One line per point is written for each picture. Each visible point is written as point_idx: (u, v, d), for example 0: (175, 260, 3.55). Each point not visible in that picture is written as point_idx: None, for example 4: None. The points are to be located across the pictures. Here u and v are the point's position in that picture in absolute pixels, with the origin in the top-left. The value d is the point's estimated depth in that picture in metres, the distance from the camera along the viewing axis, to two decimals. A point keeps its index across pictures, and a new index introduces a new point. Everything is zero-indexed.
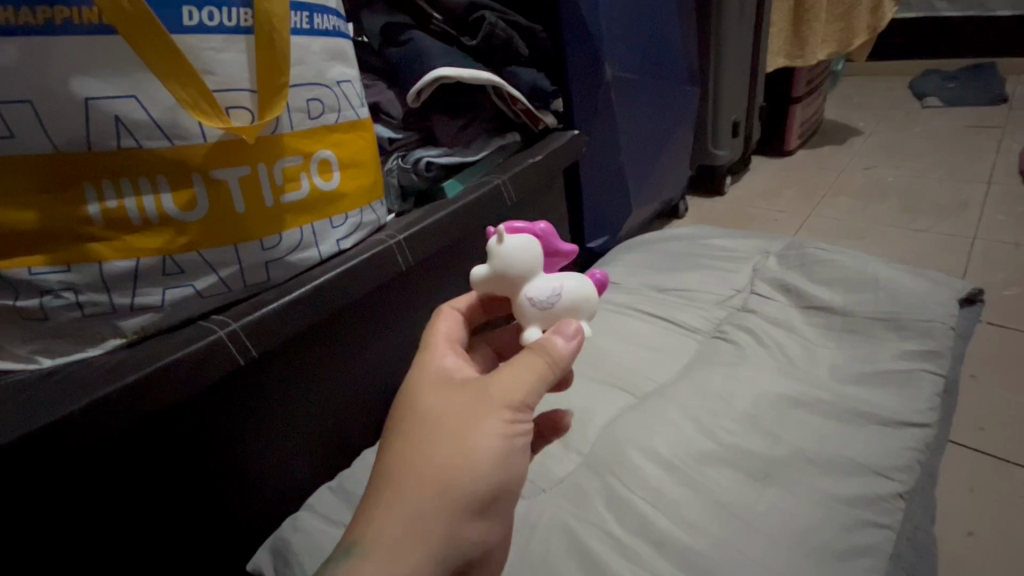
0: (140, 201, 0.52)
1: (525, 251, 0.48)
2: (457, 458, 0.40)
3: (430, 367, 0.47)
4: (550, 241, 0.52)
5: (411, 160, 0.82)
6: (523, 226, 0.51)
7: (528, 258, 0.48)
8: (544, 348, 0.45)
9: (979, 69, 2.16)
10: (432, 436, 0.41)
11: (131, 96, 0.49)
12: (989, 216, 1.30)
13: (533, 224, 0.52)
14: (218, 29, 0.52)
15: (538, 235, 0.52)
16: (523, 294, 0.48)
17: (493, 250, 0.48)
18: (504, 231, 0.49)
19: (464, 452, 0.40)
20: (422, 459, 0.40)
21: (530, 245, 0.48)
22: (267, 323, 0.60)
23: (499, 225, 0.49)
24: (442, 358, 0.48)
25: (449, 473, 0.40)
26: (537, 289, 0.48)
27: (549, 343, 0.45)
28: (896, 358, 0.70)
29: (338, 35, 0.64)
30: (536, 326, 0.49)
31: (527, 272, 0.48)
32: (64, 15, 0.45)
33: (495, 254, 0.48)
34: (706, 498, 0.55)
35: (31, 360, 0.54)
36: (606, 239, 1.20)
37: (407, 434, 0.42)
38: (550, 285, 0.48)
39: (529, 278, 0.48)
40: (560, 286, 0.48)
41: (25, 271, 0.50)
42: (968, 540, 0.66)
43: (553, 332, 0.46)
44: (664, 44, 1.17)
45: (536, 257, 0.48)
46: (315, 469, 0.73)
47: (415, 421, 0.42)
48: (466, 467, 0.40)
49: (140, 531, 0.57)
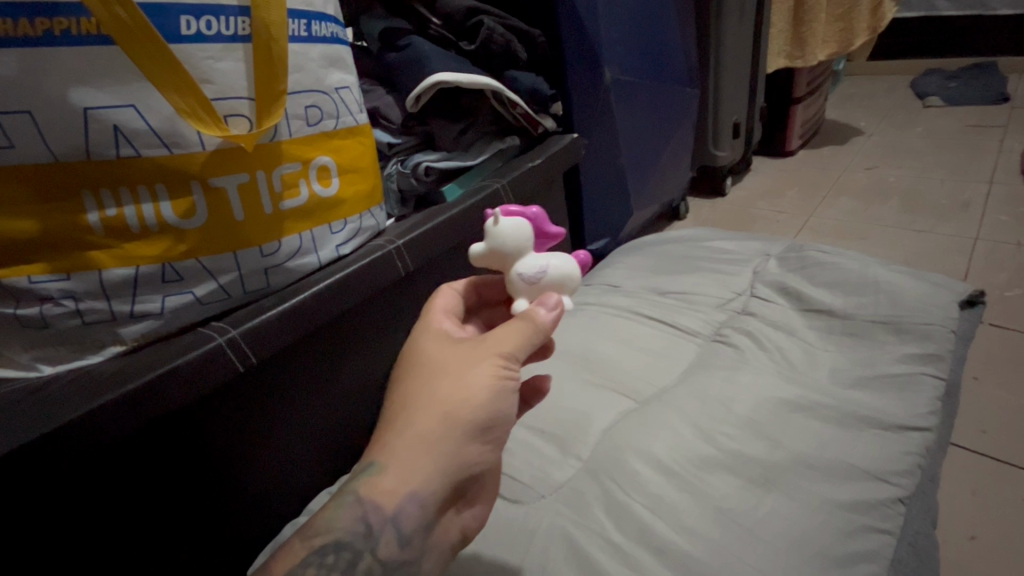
0: (139, 209, 0.52)
1: (518, 234, 0.49)
2: (452, 408, 0.43)
3: (432, 328, 0.50)
4: (540, 225, 0.51)
5: (410, 164, 0.82)
6: (516, 210, 0.50)
7: (522, 238, 0.49)
8: (527, 316, 0.46)
9: (981, 67, 2.16)
10: (431, 381, 0.44)
11: (130, 105, 0.49)
12: (992, 216, 1.30)
13: (525, 208, 0.51)
14: (216, 38, 0.52)
15: (530, 219, 0.51)
16: (514, 271, 0.49)
17: (490, 231, 0.49)
18: (500, 214, 0.49)
19: (460, 402, 0.43)
20: (418, 398, 0.44)
21: (523, 229, 0.49)
22: (267, 329, 0.60)
23: (494, 208, 0.49)
24: (439, 321, 0.51)
25: (446, 426, 0.43)
26: (527, 265, 0.49)
27: (531, 313, 0.46)
28: (896, 362, 0.70)
29: (336, 41, 0.64)
30: (524, 298, 0.49)
31: (518, 250, 0.49)
32: (63, 25, 0.45)
33: (491, 234, 0.48)
34: (704, 504, 0.55)
35: (32, 368, 0.54)
36: (606, 242, 1.21)
37: (409, 380, 0.45)
38: (540, 262, 0.49)
39: (520, 256, 0.49)
40: (549, 263, 0.49)
41: (25, 280, 0.50)
42: (971, 544, 0.66)
43: (538, 304, 0.47)
44: (664, 45, 1.17)
45: (527, 236, 0.49)
46: (314, 476, 0.73)
47: (416, 372, 0.46)
48: (461, 403, 0.43)
49: (141, 540, 0.57)
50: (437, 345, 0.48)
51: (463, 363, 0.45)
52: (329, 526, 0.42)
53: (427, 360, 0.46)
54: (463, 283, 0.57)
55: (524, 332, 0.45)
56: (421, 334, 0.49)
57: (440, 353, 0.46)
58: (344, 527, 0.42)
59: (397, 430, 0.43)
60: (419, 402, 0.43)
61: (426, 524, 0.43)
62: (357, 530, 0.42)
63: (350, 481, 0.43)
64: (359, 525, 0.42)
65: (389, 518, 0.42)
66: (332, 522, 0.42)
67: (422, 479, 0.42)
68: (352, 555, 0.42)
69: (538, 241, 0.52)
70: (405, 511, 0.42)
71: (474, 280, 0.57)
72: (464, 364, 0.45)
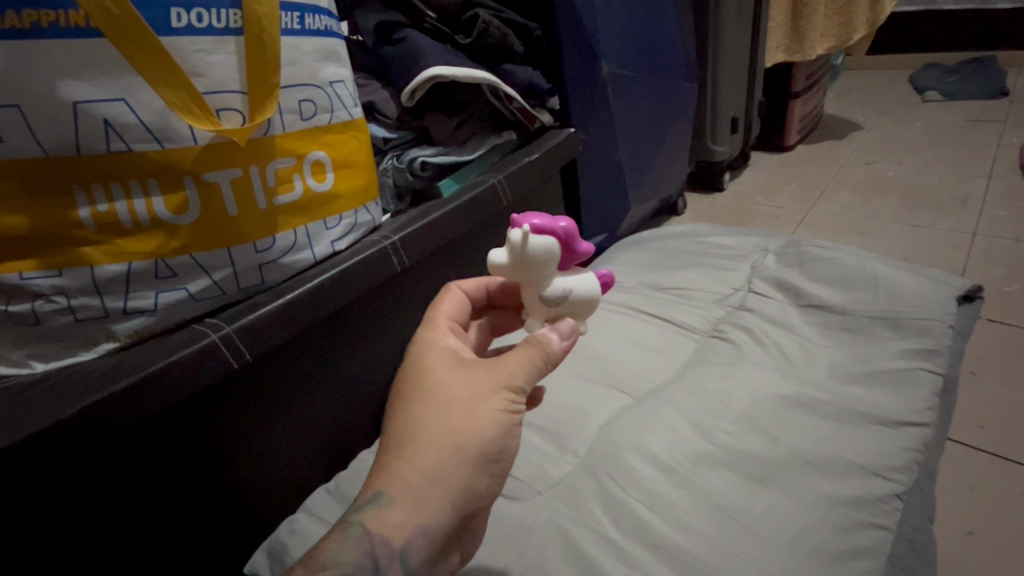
0: (130, 204, 0.51)
1: (547, 254, 0.47)
2: (463, 441, 0.42)
3: (437, 347, 0.48)
4: (569, 242, 0.49)
5: (406, 159, 0.81)
6: (544, 225, 0.47)
7: (548, 260, 0.47)
8: (540, 343, 0.46)
9: (980, 62, 2.15)
10: (441, 409, 0.42)
11: (119, 98, 0.48)
12: (990, 212, 1.30)
13: (555, 222, 0.48)
14: (207, 31, 0.51)
15: (559, 236, 0.48)
16: (539, 290, 0.49)
17: (515, 250, 0.46)
18: (529, 231, 0.46)
19: (470, 433, 0.42)
20: (426, 430, 0.42)
21: (552, 249, 0.47)
22: (261, 325, 0.59)
23: (522, 223, 0.46)
24: (445, 337, 0.49)
25: (456, 459, 0.41)
26: (550, 287, 0.48)
27: (544, 338, 0.46)
28: (895, 358, 0.69)
29: (330, 35, 0.63)
30: (538, 317, 0.50)
31: (543, 272, 0.47)
32: (50, 17, 0.45)
33: (516, 254, 0.46)
34: (702, 501, 0.54)
35: (24, 365, 0.54)
36: (604, 237, 1.20)
37: (417, 405, 0.43)
38: (564, 285, 0.49)
39: (545, 277, 0.48)
40: (572, 287, 0.49)
41: (16, 276, 0.49)
42: (968, 539, 0.66)
43: (552, 330, 0.48)
44: (662, 40, 1.16)
45: (555, 257, 0.47)
46: (311, 471, 0.73)
47: (424, 397, 0.43)
48: (472, 436, 0.42)
49: (136, 544, 0.57)
50: (446, 362, 0.46)
51: (473, 391, 0.43)
52: (336, 559, 0.38)
53: (437, 379, 0.44)
54: (472, 286, 0.56)
55: (536, 361, 0.45)
56: (427, 351, 0.47)
57: (449, 376, 0.45)
58: (352, 560, 0.38)
59: (408, 459, 0.41)
60: (430, 430, 0.42)
61: (432, 557, 0.41)
62: (365, 565, 0.38)
63: (355, 511, 0.40)
64: (367, 559, 0.39)
65: (397, 551, 0.39)
66: (339, 555, 0.39)
67: (431, 515, 0.40)
68: None
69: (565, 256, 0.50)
70: (413, 547, 0.40)
71: (486, 285, 0.57)
72: (471, 393, 0.43)
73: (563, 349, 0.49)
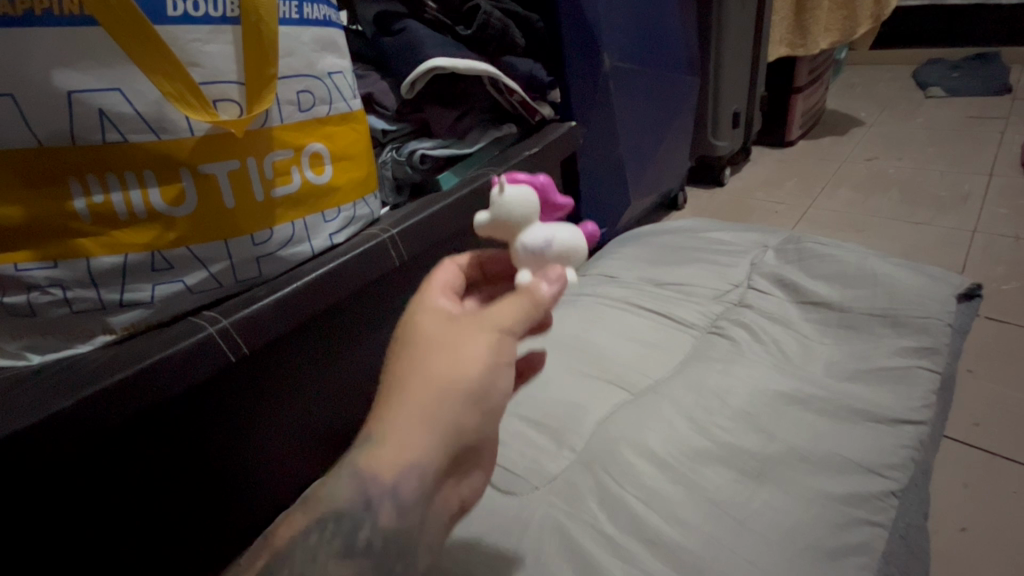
0: (126, 196, 0.51)
1: (525, 202, 0.48)
2: (450, 382, 0.40)
3: (426, 304, 0.46)
4: (548, 194, 0.51)
5: (405, 152, 0.81)
6: (523, 178, 0.50)
7: (527, 208, 0.48)
8: (528, 290, 0.44)
9: (983, 57, 2.14)
10: (428, 356, 0.41)
11: (115, 89, 0.48)
12: (990, 209, 1.29)
13: (534, 177, 0.51)
14: (204, 20, 0.51)
15: (538, 188, 0.50)
16: (519, 242, 0.48)
17: (495, 200, 0.48)
18: (505, 181, 0.49)
19: (457, 373, 0.40)
20: (413, 374, 0.40)
21: (529, 197, 0.48)
22: (258, 319, 0.59)
23: (499, 175, 0.49)
24: (436, 294, 0.47)
25: (443, 398, 0.39)
26: (532, 236, 0.48)
27: (532, 287, 0.45)
28: (893, 356, 0.69)
29: (328, 24, 0.62)
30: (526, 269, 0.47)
31: (524, 221, 0.48)
32: (44, 5, 0.44)
33: (496, 204, 0.48)
34: (697, 497, 0.55)
35: (20, 356, 0.54)
36: (603, 232, 1.19)
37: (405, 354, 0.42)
38: (546, 234, 0.47)
39: (525, 227, 0.48)
40: (555, 236, 0.47)
41: (11, 267, 0.49)
42: (961, 536, 0.67)
43: (541, 279, 0.46)
44: (664, 32, 1.15)
45: (534, 207, 0.49)
46: (307, 464, 0.73)
47: (411, 346, 0.42)
48: (461, 377, 0.40)
49: (133, 536, 0.58)
50: (434, 316, 0.44)
51: (459, 336, 0.42)
52: (331, 496, 0.39)
53: (425, 333, 0.43)
54: (466, 258, 0.55)
55: (524, 306, 0.43)
56: (415, 309, 0.45)
57: (436, 327, 0.43)
58: (345, 498, 0.39)
59: (396, 403, 0.39)
60: (419, 373, 0.40)
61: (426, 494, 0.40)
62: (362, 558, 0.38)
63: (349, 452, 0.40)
64: (361, 497, 0.39)
65: (389, 489, 0.39)
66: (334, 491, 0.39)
67: (420, 456, 0.39)
68: (353, 524, 0.39)
69: (545, 211, 0.52)
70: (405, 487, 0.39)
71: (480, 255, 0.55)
72: (457, 338, 0.42)
73: (553, 298, 0.47)
